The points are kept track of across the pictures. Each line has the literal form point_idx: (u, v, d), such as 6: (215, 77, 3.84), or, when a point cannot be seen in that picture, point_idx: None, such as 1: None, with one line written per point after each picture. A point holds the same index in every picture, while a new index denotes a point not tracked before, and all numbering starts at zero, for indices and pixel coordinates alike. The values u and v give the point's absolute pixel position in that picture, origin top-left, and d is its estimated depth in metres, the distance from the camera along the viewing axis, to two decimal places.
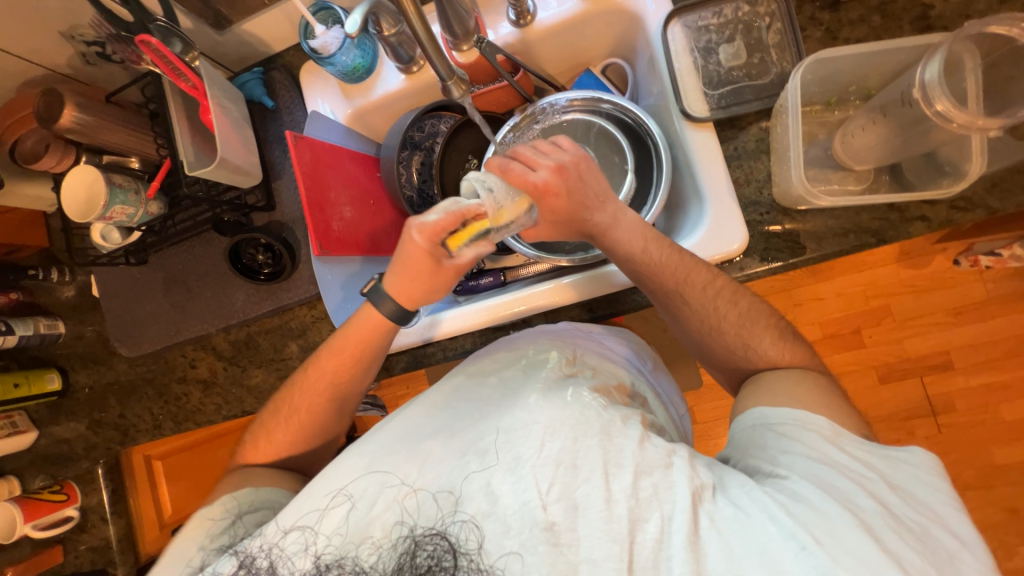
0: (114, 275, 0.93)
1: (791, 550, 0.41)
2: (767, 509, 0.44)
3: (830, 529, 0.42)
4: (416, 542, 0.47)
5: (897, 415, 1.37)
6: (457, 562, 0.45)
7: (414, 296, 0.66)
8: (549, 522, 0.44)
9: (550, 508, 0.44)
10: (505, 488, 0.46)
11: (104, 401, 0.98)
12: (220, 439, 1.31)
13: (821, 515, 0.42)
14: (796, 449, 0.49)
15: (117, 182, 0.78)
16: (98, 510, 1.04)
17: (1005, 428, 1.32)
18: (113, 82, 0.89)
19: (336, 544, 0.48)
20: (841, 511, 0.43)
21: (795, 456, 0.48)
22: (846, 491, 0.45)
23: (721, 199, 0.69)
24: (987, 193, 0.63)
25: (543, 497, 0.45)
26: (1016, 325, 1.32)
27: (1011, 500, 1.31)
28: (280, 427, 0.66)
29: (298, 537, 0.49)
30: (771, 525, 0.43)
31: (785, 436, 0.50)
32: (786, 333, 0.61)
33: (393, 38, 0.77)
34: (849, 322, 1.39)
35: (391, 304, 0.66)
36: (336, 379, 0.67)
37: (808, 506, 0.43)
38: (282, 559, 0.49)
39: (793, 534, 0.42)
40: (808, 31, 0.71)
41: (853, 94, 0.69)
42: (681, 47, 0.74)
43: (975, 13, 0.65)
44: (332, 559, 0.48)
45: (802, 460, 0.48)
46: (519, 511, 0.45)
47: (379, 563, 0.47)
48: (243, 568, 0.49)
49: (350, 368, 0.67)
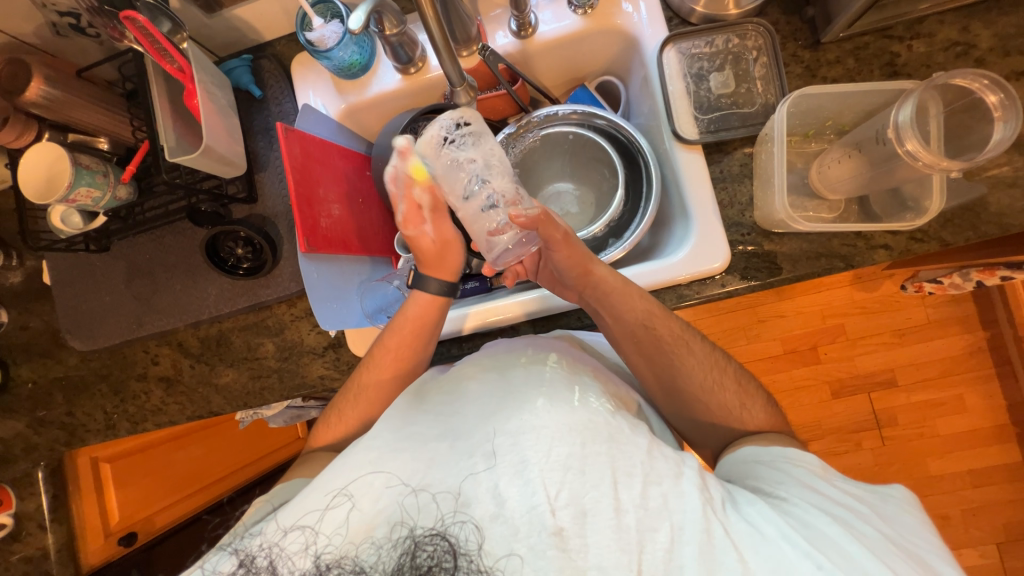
0: (70, 261, 0.87)
1: (807, 569, 0.43)
2: (776, 527, 0.47)
3: (840, 553, 0.45)
4: (416, 542, 0.46)
5: (846, 427, 1.46)
6: (456, 562, 0.45)
7: (453, 266, 0.74)
8: (558, 527, 0.44)
9: (559, 514, 0.45)
10: (514, 491, 0.46)
11: (49, 398, 0.90)
12: (173, 442, 1.22)
13: (830, 540, 0.46)
14: (789, 478, 0.54)
15: (84, 163, 0.73)
16: (35, 517, 0.95)
17: (940, 441, 1.44)
18: (84, 57, 0.83)
19: (337, 544, 0.47)
20: (847, 536, 0.46)
21: (788, 484, 0.53)
22: (844, 515, 0.49)
23: (707, 220, 0.73)
24: (941, 227, 0.69)
25: (552, 503, 0.45)
26: (952, 347, 1.45)
27: (944, 508, 1.43)
28: (345, 414, 0.70)
29: (298, 537, 0.48)
30: (782, 543, 0.45)
31: (777, 467, 0.56)
32: None
33: (395, 38, 0.77)
34: (808, 340, 1.48)
35: (437, 281, 0.73)
36: (398, 360, 0.70)
37: (817, 531, 0.46)
38: (282, 558, 0.47)
39: (808, 553, 0.44)
40: (790, 66, 0.76)
41: (829, 128, 0.75)
42: (674, 71, 0.78)
43: (935, 64, 0.72)
44: (332, 559, 0.46)
45: (795, 487, 0.52)
46: (528, 515, 0.45)
47: (379, 563, 0.45)
48: (243, 567, 0.47)
49: (411, 349, 0.71)
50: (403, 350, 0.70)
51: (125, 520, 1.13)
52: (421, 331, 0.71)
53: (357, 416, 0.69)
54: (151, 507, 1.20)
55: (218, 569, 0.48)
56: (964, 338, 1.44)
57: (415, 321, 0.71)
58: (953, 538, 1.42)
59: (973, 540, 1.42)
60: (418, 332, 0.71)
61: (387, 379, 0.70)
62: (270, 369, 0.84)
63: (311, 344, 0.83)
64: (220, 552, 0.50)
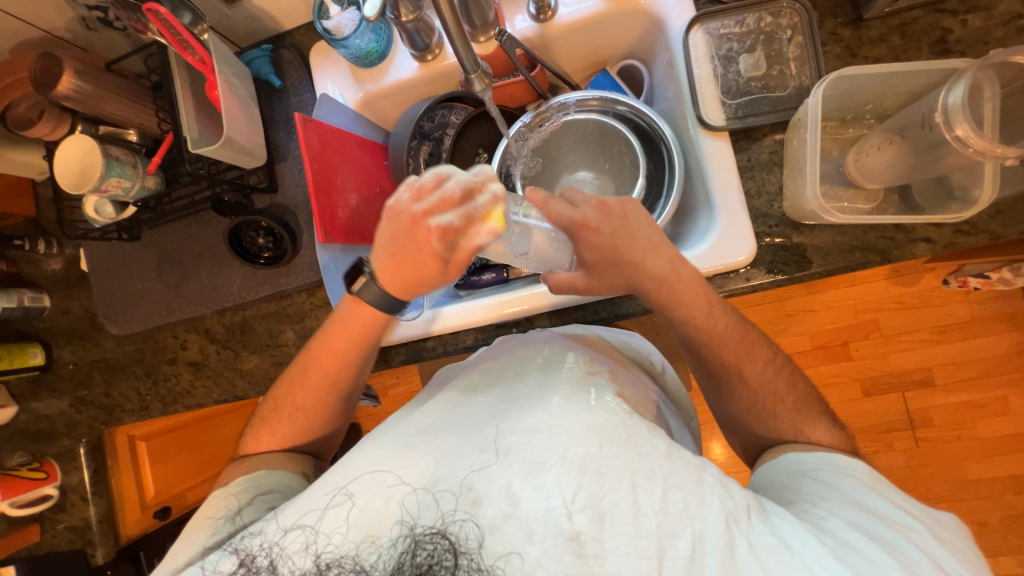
0: (104, 249, 0.90)
1: None
2: (809, 546, 0.45)
3: None
4: (416, 541, 0.46)
5: (877, 427, 1.40)
6: (457, 561, 0.45)
7: (399, 277, 0.58)
8: (575, 532, 0.44)
9: (575, 517, 0.44)
10: (529, 492, 0.45)
11: (89, 378, 0.95)
12: (201, 424, 1.29)
13: (869, 563, 0.44)
14: (833, 493, 0.52)
15: (115, 155, 0.76)
16: (79, 490, 1.01)
17: (980, 445, 1.37)
18: (112, 50, 0.86)
19: (336, 543, 0.47)
20: (888, 560, 0.44)
21: (833, 500, 0.51)
22: (891, 539, 0.47)
23: (731, 210, 0.70)
24: (991, 219, 0.64)
25: (568, 506, 0.44)
26: (998, 345, 1.36)
27: (981, 514, 1.36)
28: (284, 422, 0.67)
29: (298, 536, 0.49)
30: (812, 562, 0.43)
31: (820, 480, 0.54)
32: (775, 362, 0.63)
33: (411, 24, 0.75)
34: (839, 336, 1.42)
35: (377, 289, 0.60)
36: (333, 371, 0.66)
37: (854, 552, 0.45)
38: (282, 558, 0.48)
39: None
40: (828, 46, 0.71)
41: (868, 113, 0.70)
42: (701, 53, 0.74)
43: (993, 40, 0.66)
44: (332, 558, 0.47)
45: (839, 504, 0.50)
46: (542, 517, 0.44)
47: (380, 562, 0.46)
48: (244, 566, 0.49)
49: (342, 361, 0.65)
50: (335, 360, 0.65)
51: (160, 495, 1.19)
52: (354, 345, 0.65)
53: (305, 412, 0.66)
54: (182, 484, 1.27)
55: (219, 569, 0.49)
56: (1011, 336, 1.35)
57: (349, 331, 0.64)
58: (989, 546, 1.35)
59: (1012, 548, 1.35)
60: (351, 344, 0.65)
61: (319, 389, 0.66)
62: (291, 357, 0.86)
63: None
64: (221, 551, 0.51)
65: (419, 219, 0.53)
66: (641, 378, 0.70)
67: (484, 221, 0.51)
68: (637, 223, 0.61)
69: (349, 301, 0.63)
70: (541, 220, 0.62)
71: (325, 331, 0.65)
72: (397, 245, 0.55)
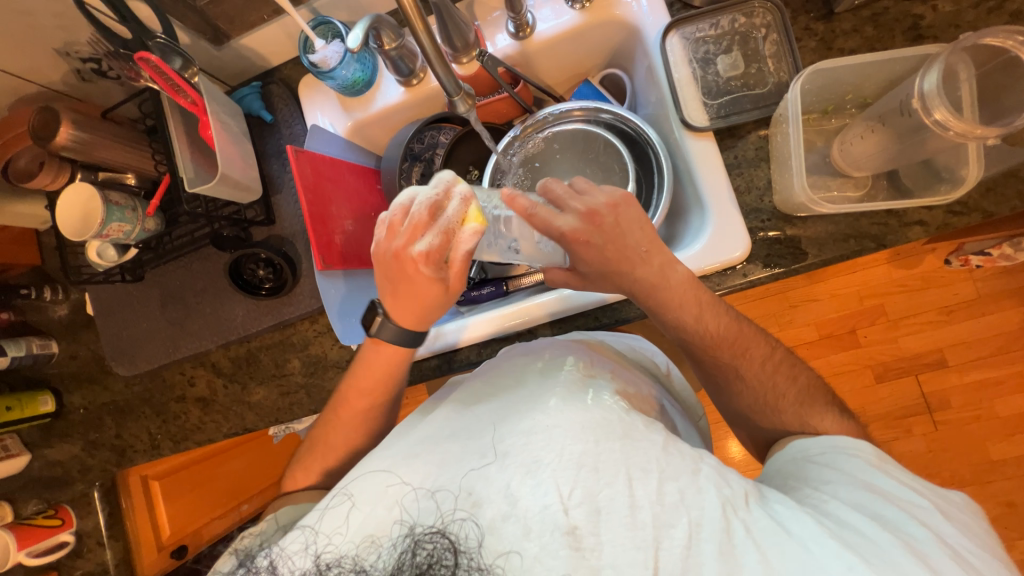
0: (108, 292, 0.92)
1: (839, 570, 0.41)
2: (807, 528, 0.45)
3: (877, 553, 0.42)
4: (415, 541, 0.46)
5: (892, 413, 1.39)
6: (456, 561, 0.44)
7: (411, 310, 0.61)
8: (572, 526, 0.43)
9: (572, 512, 0.44)
10: (525, 490, 0.45)
11: (99, 421, 0.96)
12: (211, 459, 1.27)
13: (868, 541, 0.43)
14: (838, 479, 0.51)
15: (114, 200, 0.77)
16: (94, 534, 1.01)
17: (1000, 423, 1.34)
18: (108, 98, 0.88)
19: (336, 544, 0.48)
20: (889, 538, 0.44)
21: (836, 485, 0.51)
22: (895, 519, 0.46)
23: (722, 208, 0.70)
24: (982, 197, 0.64)
25: (565, 501, 0.44)
26: (1007, 321, 1.35)
27: (1008, 495, 1.33)
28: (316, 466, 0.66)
29: (298, 537, 0.49)
30: (808, 542, 0.43)
31: (824, 466, 0.54)
32: (779, 355, 0.63)
33: (394, 51, 0.77)
34: (844, 323, 1.41)
35: (392, 327, 0.63)
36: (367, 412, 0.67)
37: (855, 532, 0.45)
38: (282, 558, 0.48)
39: (840, 553, 0.42)
40: (803, 41, 0.72)
41: (849, 102, 0.71)
42: (680, 57, 0.75)
43: (965, 23, 0.67)
44: (332, 558, 0.47)
45: (842, 488, 0.50)
46: (539, 514, 0.44)
47: (380, 563, 0.46)
48: (245, 566, 0.49)
49: (376, 401, 0.66)
50: (367, 398, 0.66)
51: (175, 534, 1.21)
52: (387, 383, 0.66)
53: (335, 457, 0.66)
54: (197, 521, 1.29)
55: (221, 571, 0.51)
56: (1020, 311, 1.34)
57: (378, 369, 0.65)
58: (1020, 527, 1.32)
59: None
60: (382, 382, 0.66)
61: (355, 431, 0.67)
62: (298, 385, 0.86)
63: (335, 358, 0.85)
64: (232, 555, 0.53)
65: (402, 250, 0.55)
66: (644, 378, 0.70)
67: (462, 228, 0.53)
68: (631, 226, 0.60)
69: (371, 344, 0.65)
70: (521, 225, 0.64)
71: (359, 371, 0.67)
72: (394, 282, 0.58)
